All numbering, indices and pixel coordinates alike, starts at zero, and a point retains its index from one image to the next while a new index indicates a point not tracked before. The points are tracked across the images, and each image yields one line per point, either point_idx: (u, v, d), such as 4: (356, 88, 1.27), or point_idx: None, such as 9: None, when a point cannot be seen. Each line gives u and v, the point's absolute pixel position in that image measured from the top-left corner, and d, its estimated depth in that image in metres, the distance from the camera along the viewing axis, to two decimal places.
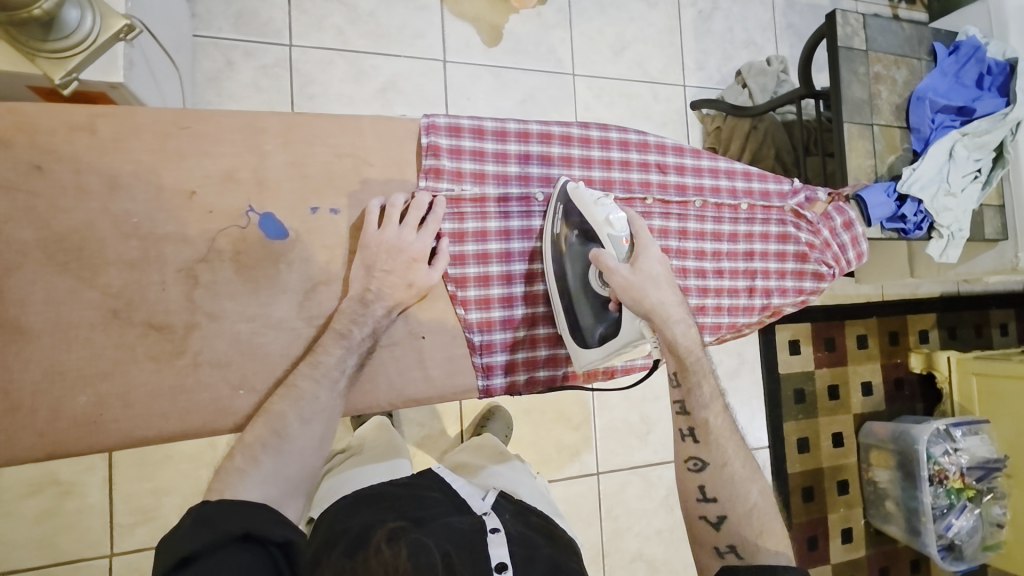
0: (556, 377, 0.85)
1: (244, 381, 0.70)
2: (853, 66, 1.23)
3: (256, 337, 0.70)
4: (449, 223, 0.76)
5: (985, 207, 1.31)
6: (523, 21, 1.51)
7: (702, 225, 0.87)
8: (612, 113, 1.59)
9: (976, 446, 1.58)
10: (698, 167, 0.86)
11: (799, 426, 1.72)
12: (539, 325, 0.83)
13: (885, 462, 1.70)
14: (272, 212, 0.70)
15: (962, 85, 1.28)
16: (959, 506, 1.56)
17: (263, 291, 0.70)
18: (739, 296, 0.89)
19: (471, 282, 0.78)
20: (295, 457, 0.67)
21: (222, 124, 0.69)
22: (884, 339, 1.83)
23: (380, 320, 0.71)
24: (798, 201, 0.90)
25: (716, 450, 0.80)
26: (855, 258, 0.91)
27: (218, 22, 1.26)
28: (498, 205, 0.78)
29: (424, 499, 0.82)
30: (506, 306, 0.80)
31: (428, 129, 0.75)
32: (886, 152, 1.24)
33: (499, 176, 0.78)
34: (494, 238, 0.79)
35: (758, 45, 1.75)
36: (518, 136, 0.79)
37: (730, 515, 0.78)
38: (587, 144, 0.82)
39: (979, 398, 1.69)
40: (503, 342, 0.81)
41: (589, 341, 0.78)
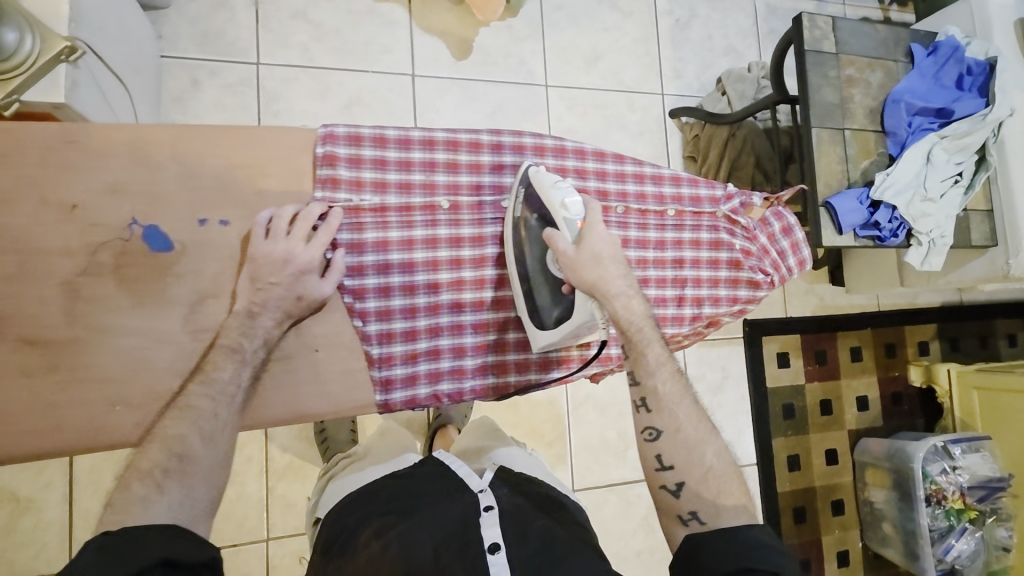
0: (461, 391, 0.79)
1: (123, 397, 0.66)
2: (824, 70, 1.18)
3: (140, 352, 0.66)
4: (346, 234, 0.71)
5: (972, 212, 1.25)
6: (492, 34, 1.50)
7: (626, 232, 0.80)
8: (585, 123, 1.57)
9: (977, 464, 1.50)
10: (622, 172, 0.80)
11: (788, 443, 1.65)
12: (442, 334, 0.76)
13: (881, 481, 1.62)
14: (158, 225, 0.66)
15: (942, 86, 1.22)
16: (959, 528, 1.48)
17: (147, 305, 0.66)
18: (667, 306, 0.81)
19: (371, 293, 0.73)
20: (201, 478, 0.62)
21: (109, 134, 0.65)
22: (879, 351, 1.76)
23: (271, 333, 0.67)
24: (732, 207, 0.83)
25: (669, 415, 0.72)
26: (796, 265, 0.84)
27: (183, 43, 1.28)
28: (400, 214, 0.73)
29: (416, 485, 0.84)
30: (409, 318, 0.75)
31: (325, 138, 0.71)
32: (860, 157, 1.19)
33: (402, 185, 0.73)
34: (396, 249, 0.73)
35: (739, 52, 1.72)
36: (423, 143, 0.74)
37: (688, 481, 0.70)
38: (499, 150, 0.77)
39: (981, 412, 1.61)
40: (404, 355, 0.75)
41: (546, 320, 0.75)
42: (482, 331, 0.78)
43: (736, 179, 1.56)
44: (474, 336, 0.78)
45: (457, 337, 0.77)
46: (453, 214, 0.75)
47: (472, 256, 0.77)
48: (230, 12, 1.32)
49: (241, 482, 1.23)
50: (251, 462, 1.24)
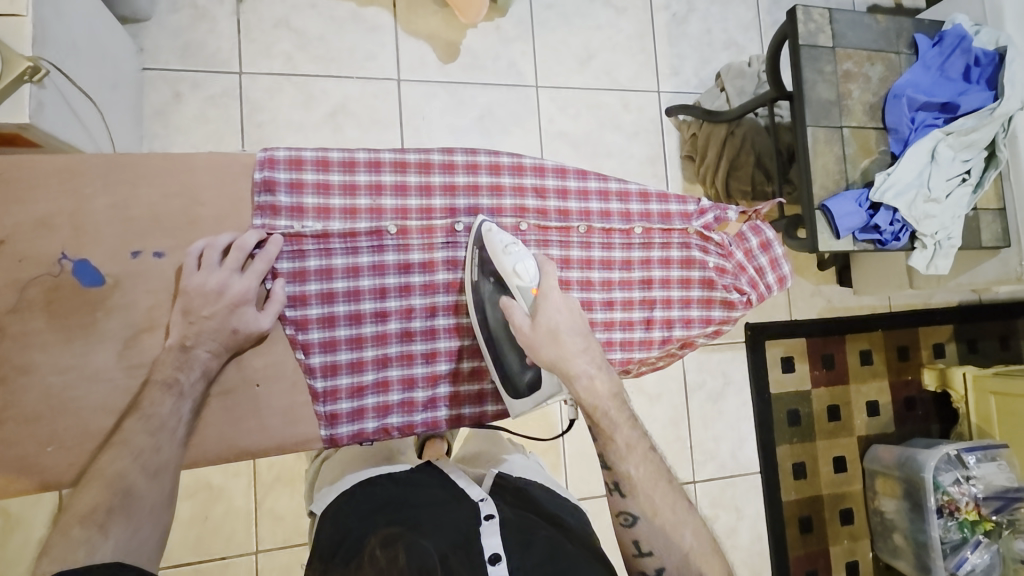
0: (412, 425, 0.75)
1: (56, 437, 0.64)
2: (819, 65, 1.13)
3: (70, 391, 0.64)
4: (287, 262, 0.69)
5: (982, 212, 1.18)
6: (480, 35, 1.47)
7: (588, 252, 0.77)
8: (578, 125, 1.53)
9: (993, 474, 1.43)
10: (584, 189, 0.77)
11: (794, 450, 1.60)
12: (391, 365, 0.73)
13: (891, 491, 1.56)
14: (88, 258, 0.65)
15: (948, 78, 1.16)
16: (974, 540, 1.41)
17: (78, 342, 0.65)
18: (634, 329, 0.78)
19: (313, 324, 0.70)
20: (145, 516, 0.60)
21: (35, 167, 0.63)
22: (891, 354, 1.69)
23: (209, 367, 0.66)
24: (705, 222, 0.79)
25: (646, 500, 0.70)
26: (775, 283, 0.80)
27: (165, 55, 1.28)
28: (344, 241, 0.70)
29: (419, 494, 0.81)
30: (355, 348, 0.72)
31: (265, 163, 0.68)
32: (859, 157, 1.13)
33: (346, 210, 0.70)
34: (341, 277, 0.70)
35: (740, 45, 1.66)
36: (368, 165, 0.71)
37: (668, 566, 0.69)
38: (451, 169, 0.73)
39: (999, 419, 1.54)
40: (351, 387, 0.72)
41: (520, 390, 0.74)
42: (433, 361, 0.75)
43: (734, 179, 1.51)
44: (425, 367, 0.75)
45: (408, 366, 0.74)
46: (401, 239, 0.72)
47: (422, 283, 0.73)
48: (211, 22, 1.30)
49: (229, 496, 1.23)
50: (239, 476, 1.24)
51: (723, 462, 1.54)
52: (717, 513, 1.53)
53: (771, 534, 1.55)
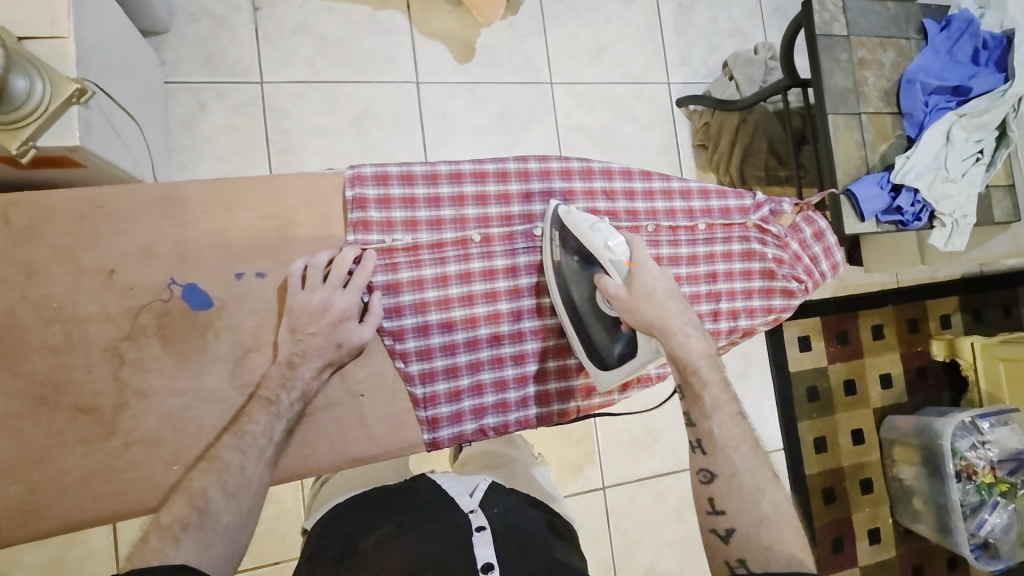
0: (507, 424, 0.80)
1: (179, 456, 0.69)
2: (834, 54, 1.16)
3: (188, 411, 0.69)
4: (381, 275, 0.72)
5: (993, 189, 1.23)
6: (495, 34, 1.48)
7: (658, 250, 0.80)
8: (595, 118, 1.55)
9: (1006, 437, 1.50)
10: (649, 190, 0.80)
11: (815, 425, 1.66)
12: (483, 368, 0.78)
13: (909, 458, 1.63)
14: (196, 282, 0.69)
15: (957, 62, 1.19)
16: (991, 501, 1.48)
17: (191, 363, 0.69)
18: (703, 321, 0.81)
19: (410, 333, 0.74)
20: (219, 534, 0.61)
21: (137, 198, 0.67)
22: (902, 327, 1.75)
23: (310, 384, 0.68)
24: (762, 215, 0.81)
25: (725, 460, 0.73)
26: (830, 270, 0.83)
27: (188, 66, 1.28)
28: (433, 251, 0.74)
29: (415, 501, 0.85)
30: (449, 354, 0.76)
31: (354, 180, 0.72)
32: (877, 141, 1.16)
33: (432, 222, 0.74)
34: (431, 286, 0.74)
35: (745, 32, 1.69)
36: (450, 177, 0.75)
37: (739, 528, 0.71)
38: (526, 177, 0.77)
39: (1008, 384, 1.60)
40: (447, 392, 0.76)
41: (608, 361, 0.77)
42: (522, 362, 0.79)
43: (749, 165, 1.53)
44: (515, 368, 0.79)
45: (500, 369, 0.78)
46: (485, 247, 0.76)
47: (506, 287, 0.78)
48: (231, 31, 1.31)
49: (279, 501, 1.25)
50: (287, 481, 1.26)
51: None
52: None
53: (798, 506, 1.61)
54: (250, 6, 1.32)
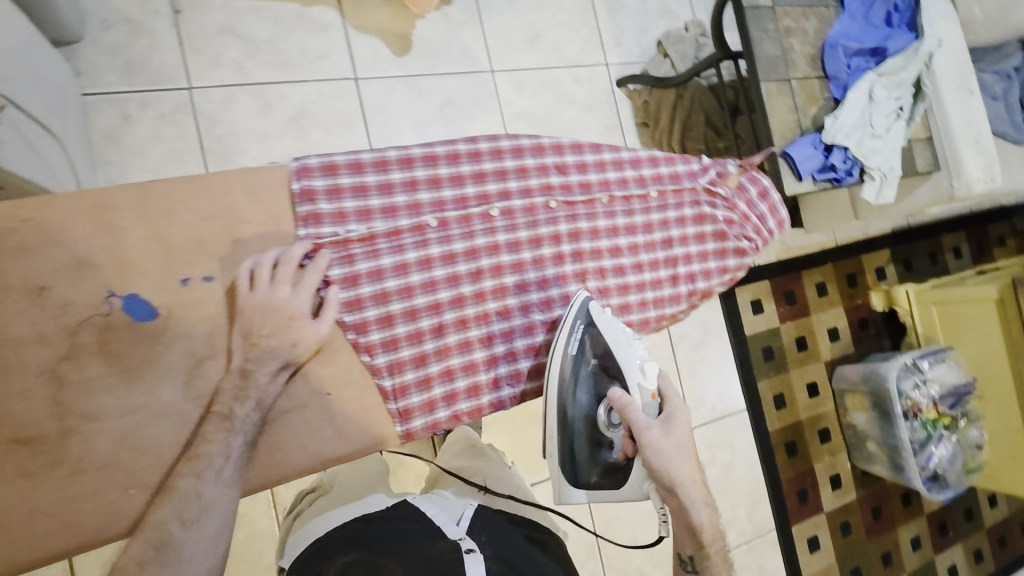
0: (480, 407, 0.78)
1: (135, 480, 0.65)
2: (762, 24, 1.19)
3: (142, 430, 0.65)
4: (338, 269, 0.70)
5: (915, 142, 1.31)
6: (430, 26, 1.46)
7: (613, 221, 0.81)
8: (536, 104, 1.55)
9: (945, 373, 1.62)
10: (600, 161, 0.81)
11: (772, 383, 1.73)
12: (451, 354, 0.75)
13: (861, 404, 1.72)
14: (138, 292, 0.65)
15: (873, 25, 1.26)
16: (937, 435, 1.60)
17: (141, 380, 0.65)
18: (663, 287, 0.83)
19: (372, 325, 0.71)
20: (185, 566, 0.59)
21: (68, 206, 0.63)
22: (842, 283, 1.85)
23: (265, 392, 0.66)
24: (710, 178, 0.84)
25: None
26: (776, 227, 0.86)
27: (106, 77, 1.20)
28: (389, 239, 0.72)
29: (397, 531, 0.85)
30: (416, 343, 0.74)
31: (300, 173, 0.70)
32: (807, 105, 1.22)
33: (386, 210, 0.72)
34: (391, 275, 0.72)
35: (673, 12, 1.73)
36: (400, 163, 0.73)
37: None
38: (477, 157, 0.76)
39: (941, 326, 1.73)
40: (417, 381, 0.74)
41: (582, 481, 0.80)
42: (491, 344, 0.77)
43: (690, 139, 1.58)
44: (485, 351, 0.77)
45: (467, 352, 0.76)
46: (442, 231, 0.74)
47: (467, 270, 0.75)
48: (150, 36, 1.24)
49: (251, 520, 1.20)
50: (258, 498, 1.21)
51: (713, 405, 1.65)
52: (714, 452, 1.64)
53: (763, 461, 1.68)
54: (168, 9, 1.26)
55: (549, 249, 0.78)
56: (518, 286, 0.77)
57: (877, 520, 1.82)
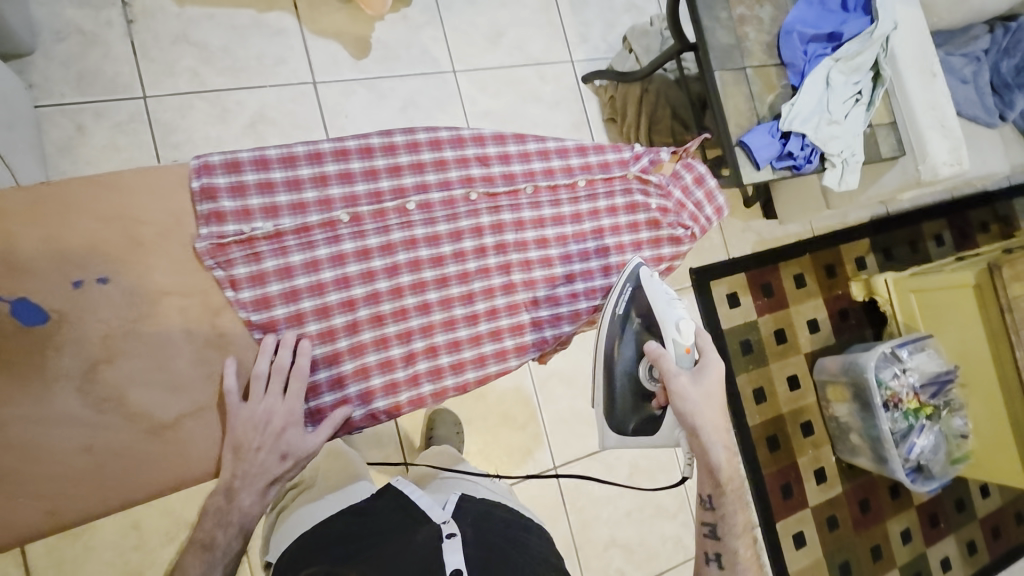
0: (399, 405, 0.76)
1: (38, 490, 0.63)
2: (714, 13, 1.19)
3: (38, 438, 0.63)
4: (243, 267, 0.68)
5: (878, 127, 1.29)
6: (389, 28, 1.46)
7: (539, 212, 0.79)
8: (501, 103, 1.54)
9: (924, 362, 1.59)
10: (524, 151, 0.79)
11: (752, 376, 1.71)
12: (366, 351, 0.73)
13: (841, 396, 1.70)
14: (27, 296, 0.62)
15: (829, 10, 1.24)
16: (919, 425, 1.57)
17: (33, 385, 0.63)
18: (594, 278, 0.83)
19: (282, 324, 0.70)
20: None
21: None
22: (821, 273, 1.83)
23: (248, 513, 0.69)
24: (643, 166, 0.82)
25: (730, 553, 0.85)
26: (714, 214, 0.84)
27: (59, 88, 1.20)
28: (299, 237, 0.70)
29: (382, 523, 0.83)
30: (328, 341, 0.72)
31: (201, 170, 0.68)
32: (764, 93, 1.20)
33: (294, 206, 0.70)
34: (301, 273, 0.70)
35: (639, 7, 1.72)
36: (309, 158, 0.71)
37: None
38: (393, 151, 0.74)
39: (920, 313, 1.71)
40: (330, 380, 0.73)
41: (623, 426, 0.90)
42: (407, 340, 0.75)
43: (656, 133, 1.58)
44: (402, 348, 0.75)
45: (383, 350, 0.74)
46: (355, 227, 0.72)
47: (383, 266, 0.73)
48: (104, 47, 1.24)
49: None
50: None
51: None
52: None
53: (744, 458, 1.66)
54: (122, 19, 1.26)
55: (470, 242, 0.77)
56: (438, 281, 0.76)
57: (864, 514, 1.79)
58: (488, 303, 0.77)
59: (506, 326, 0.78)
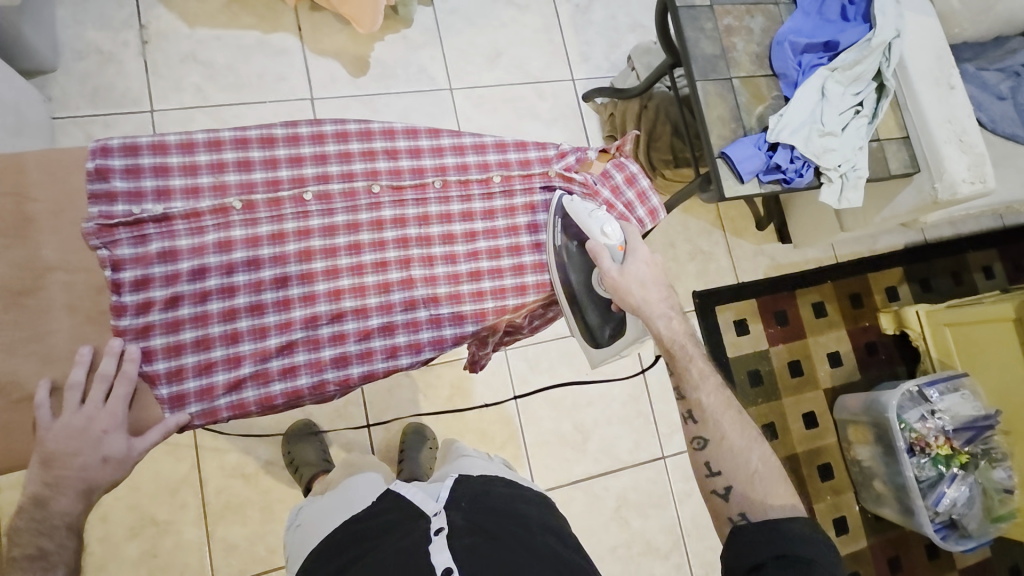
0: (271, 397, 0.73)
1: None
2: (698, 24, 1.14)
3: None
4: (128, 248, 0.69)
5: (886, 142, 1.20)
6: (389, 47, 1.50)
7: (447, 207, 0.82)
8: (497, 119, 1.55)
9: (958, 404, 1.43)
10: (437, 147, 0.82)
11: (761, 411, 1.58)
12: (242, 339, 0.72)
13: (864, 438, 1.54)
14: None
15: (828, 20, 1.17)
16: (950, 474, 1.40)
17: None
18: (504, 277, 0.84)
19: (157, 306, 0.70)
20: None
21: None
22: (844, 303, 1.69)
23: (70, 513, 0.64)
24: (567, 163, 0.86)
25: (714, 425, 0.79)
26: (646, 214, 0.89)
27: (75, 101, 1.30)
28: (188, 221, 0.71)
29: (378, 519, 0.77)
30: (201, 326, 0.71)
31: (97, 152, 0.69)
32: (752, 104, 1.14)
33: (188, 189, 0.71)
34: (186, 256, 0.71)
35: (646, 26, 1.70)
36: (208, 145, 0.73)
37: (736, 485, 0.76)
38: (296, 142, 0.76)
39: (957, 349, 1.55)
40: (198, 366, 0.71)
41: (600, 340, 0.89)
42: (288, 331, 0.74)
43: (655, 150, 1.49)
44: (280, 337, 0.73)
45: (261, 340, 0.73)
46: (248, 214, 0.73)
47: (272, 254, 0.74)
48: (119, 65, 1.34)
49: (179, 531, 1.19)
50: (187, 508, 1.20)
51: None
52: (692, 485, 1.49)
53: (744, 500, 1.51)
54: (138, 39, 1.35)
55: (368, 235, 0.78)
56: (329, 272, 0.76)
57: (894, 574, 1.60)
58: (381, 298, 0.77)
59: (399, 321, 0.78)
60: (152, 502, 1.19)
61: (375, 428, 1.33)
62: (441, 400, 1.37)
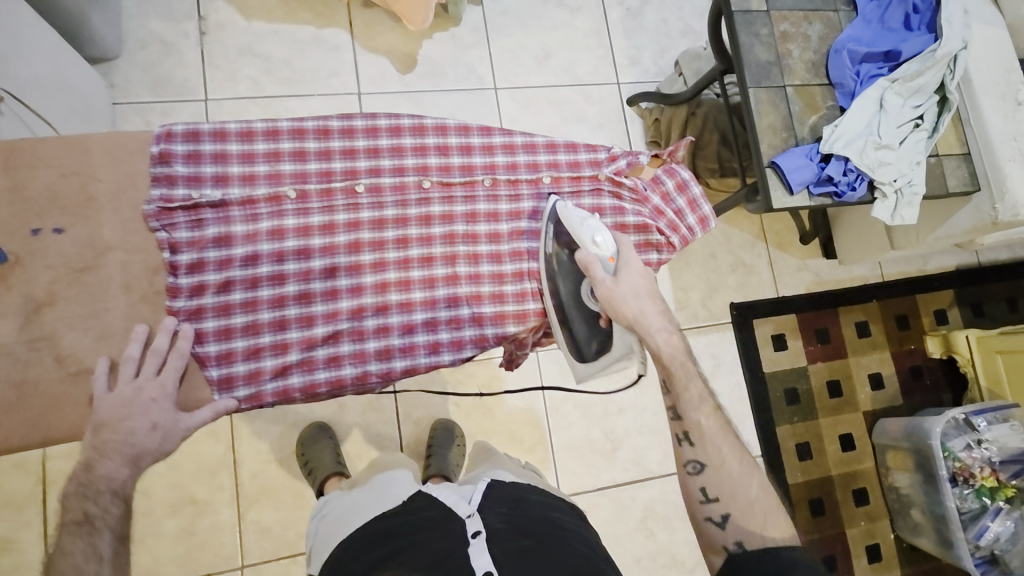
0: (315, 384, 0.74)
1: None
2: (753, 29, 1.12)
3: None
4: (186, 232, 0.71)
5: (945, 158, 1.16)
6: (438, 45, 1.51)
7: (494, 206, 0.82)
8: (542, 121, 1.55)
9: (1006, 436, 1.36)
10: (488, 145, 0.82)
11: (796, 430, 1.54)
12: (289, 327, 0.74)
13: (903, 465, 1.49)
14: None
15: (889, 29, 1.14)
16: (995, 508, 1.34)
17: None
18: None
19: (210, 290, 0.71)
20: None
21: None
22: (890, 324, 1.64)
23: (116, 479, 0.66)
24: (617, 167, 0.86)
25: (713, 450, 0.77)
26: (696, 222, 0.88)
27: (135, 88, 1.35)
28: (244, 208, 0.73)
29: (412, 520, 0.77)
30: (251, 311, 0.73)
31: (162, 137, 0.71)
32: (805, 114, 1.11)
33: (245, 177, 0.73)
34: (239, 243, 0.73)
35: (697, 32, 1.68)
36: (266, 134, 0.74)
37: (733, 513, 0.75)
38: (350, 134, 0.77)
39: (1007, 378, 1.47)
40: (246, 350, 0.72)
41: (585, 355, 0.85)
42: (334, 321, 0.75)
43: (700, 158, 1.45)
44: (326, 327, 0.75)
45: (307, 328, 0.74)
46: (301, 204, 0.74)
47: (321, 245, 0.75)
48: (178, 55, 1.38)
49: (214, 510, 1.22)
50: (223, 489, 1.23)
51: None
52: None
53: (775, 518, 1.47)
54: (197, 31, 1.40)
55: (416, 230, 0.78)
56: (375, 264, 0.77)
57: None
58: (426, 293, 0.78)
59: (443, 317, 0.79)
60: (191, 481, 1.22)
61: (405, 422, 1.34)
62: (471, 398, 1.38)
